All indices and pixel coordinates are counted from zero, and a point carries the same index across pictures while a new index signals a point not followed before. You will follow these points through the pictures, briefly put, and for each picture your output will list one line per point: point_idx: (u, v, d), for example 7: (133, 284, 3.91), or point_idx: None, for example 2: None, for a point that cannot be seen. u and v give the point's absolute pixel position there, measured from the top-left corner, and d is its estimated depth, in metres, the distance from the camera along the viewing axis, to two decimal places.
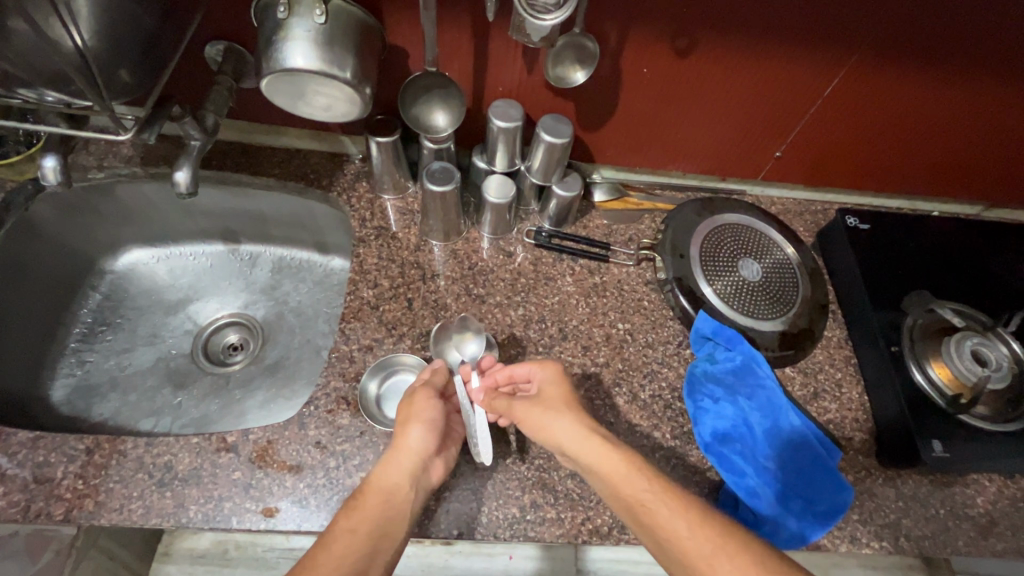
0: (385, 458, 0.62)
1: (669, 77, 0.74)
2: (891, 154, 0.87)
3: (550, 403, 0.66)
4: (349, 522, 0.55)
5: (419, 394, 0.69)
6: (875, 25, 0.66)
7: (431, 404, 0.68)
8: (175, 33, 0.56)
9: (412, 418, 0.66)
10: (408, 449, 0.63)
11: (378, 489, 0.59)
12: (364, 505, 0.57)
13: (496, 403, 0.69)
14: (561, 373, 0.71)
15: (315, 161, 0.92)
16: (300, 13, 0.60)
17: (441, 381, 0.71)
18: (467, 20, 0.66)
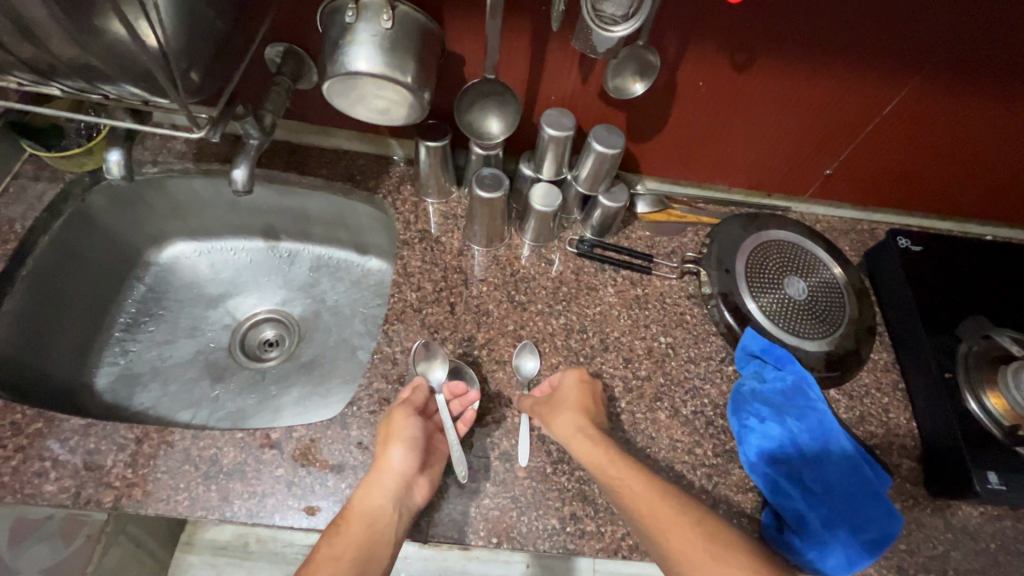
0: (366, 479, 0.63)
1: (725, 91, 0.73)
2: (946, 176, 0.85)
3: (561, 403, 0.70)
4: (332, 548, 0.58)
5: (399, 413, 0.68)
6: (944, 44, 0.65)
7: (410, 421, 0.67)
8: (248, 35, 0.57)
9: (392, 438, 0.65)
10: (387, 470, 0.63)
11: (359, 513, 0.61)
12: (344, 530, 0.59)
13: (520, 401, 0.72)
14: (584, 379, 0.73)
15: (361, 162, 0.93)
16: (368, 18, 0.61)
17: (421, 396, 0.70)
18: (529, 29, 0.67)
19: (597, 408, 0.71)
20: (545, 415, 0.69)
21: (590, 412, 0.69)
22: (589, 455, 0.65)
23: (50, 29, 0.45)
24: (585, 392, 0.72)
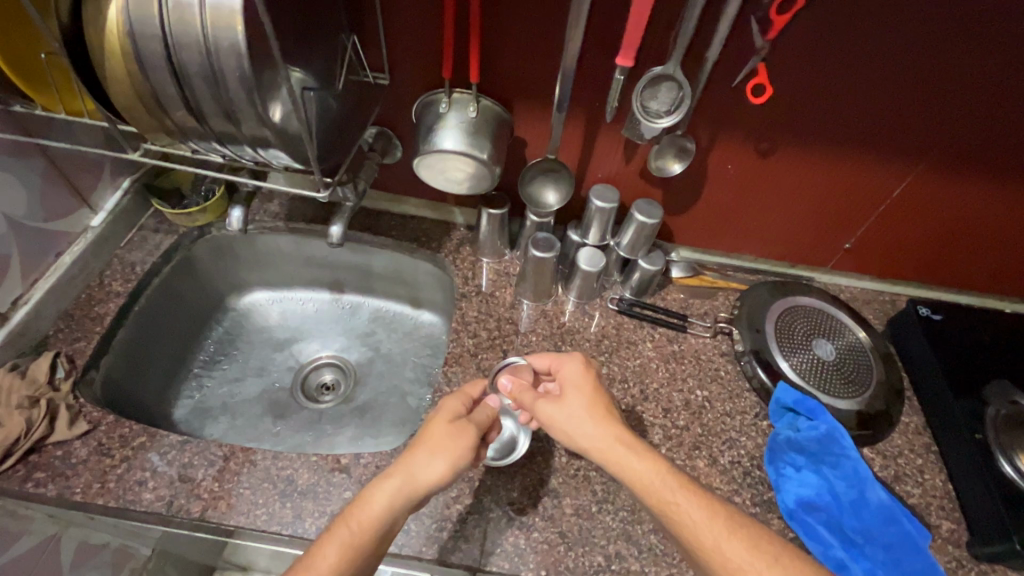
0: (386, 472, 0.61)
1: (750, 173, 0.85)
2: (957, 252, 0.93)
3: (567, 402, 0.70)
4: (339, 541, 0.57)
5: (458, 422, 0.66)
6: (937, 137, 0.76)
7: (465, 433, 0.65)
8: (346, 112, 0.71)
9: (443, 445, 0.63)
10: (419, 479, 0.60)
11: (368, 514, 0.58)
12: (346, 524, 0.58)
13: (522, 395, 0.72)
14: (589, 371, 0.73)
15: (426, 226, 1.06)
16: (456, 109, 0.75)
17: (480, 416, 0.69)
18: (584, 120, 0.80)
19: (608, 397, 0.71)
20: (552, 420, 0.70)
21: (605, 405, 0.70)
22: (615, 461, 0.64)
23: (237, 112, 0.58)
24: (585, 379, 0.72)
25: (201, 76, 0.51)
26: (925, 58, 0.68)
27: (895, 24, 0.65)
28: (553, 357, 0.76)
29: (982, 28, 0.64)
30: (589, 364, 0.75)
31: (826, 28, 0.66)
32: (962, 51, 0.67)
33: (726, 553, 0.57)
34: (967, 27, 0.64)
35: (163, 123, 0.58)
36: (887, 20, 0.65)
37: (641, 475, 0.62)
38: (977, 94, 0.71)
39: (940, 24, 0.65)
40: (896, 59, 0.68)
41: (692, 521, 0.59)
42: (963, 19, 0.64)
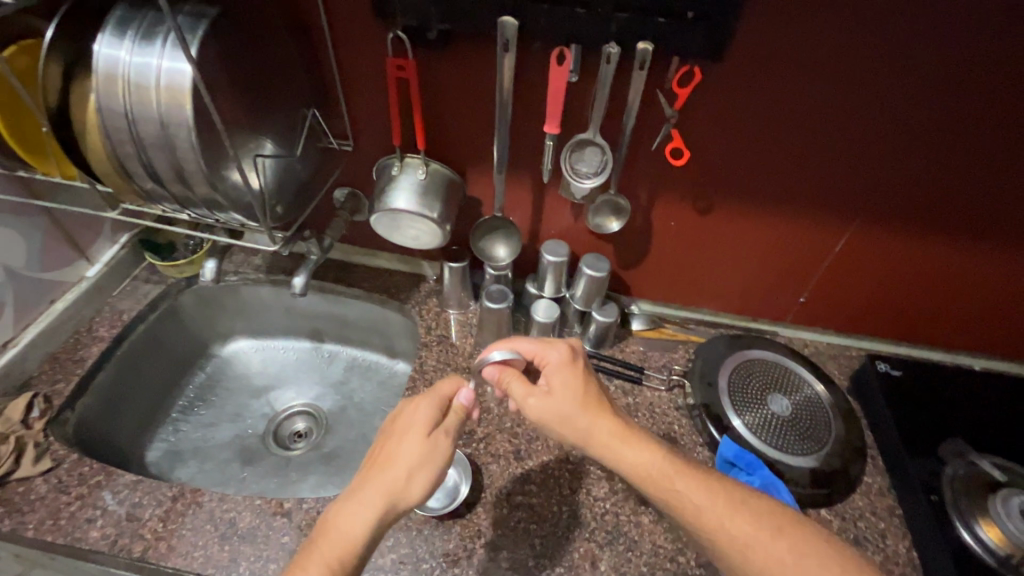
0: (362, 494, 0.60)
1: (694, 230, 0.88)
2: (913, 306, 0.92)
3: (561, 390, 0.69)
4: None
5: (433, 437, 0.64)
6: (868, 197, 0.78)
7: (443, 444, 0.65)
8: (305, 176, 0.79)
9: (423, 462, 0.63)
10: (402, 495, 0.61)
11: (347, 543, 0.57)
12: (325, 561, 0.56)
13: (511, 384, 0.72)
14: (576, 364, 0.71)
15: (397, 278, 1.12)
16: (407, 171, 0.81)
17: (456, 423, 0.67)
18: (529, 181, 0.86)
19: (596, 389, 0.70)
20: (547, 410, 0.69)
21: (592, 398, 0.69)
22: (612, 457, 0.66)
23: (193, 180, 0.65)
24: (574, 364, 0.72)
25: (157, 146, 0.59)
26: (839, 126, 0.71)
27: (805, 99, 0.69)
28: (540, 342, 0.74)
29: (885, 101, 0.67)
30: (576, 350, 0.73)
31: (739, 104, 0.70)
32: (874, 120, 0.70)
33: (733, 529, 0.61)
34: (871, 99, 0.68)
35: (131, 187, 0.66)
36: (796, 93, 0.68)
37: (637, 460, 0.65)
38: (897, 157, 0.73)
39: (847, 97, 0.68)
40: (813, 129, 0.71)
41: (698, 506, 0.62)
42: (868, 92, 0.67)
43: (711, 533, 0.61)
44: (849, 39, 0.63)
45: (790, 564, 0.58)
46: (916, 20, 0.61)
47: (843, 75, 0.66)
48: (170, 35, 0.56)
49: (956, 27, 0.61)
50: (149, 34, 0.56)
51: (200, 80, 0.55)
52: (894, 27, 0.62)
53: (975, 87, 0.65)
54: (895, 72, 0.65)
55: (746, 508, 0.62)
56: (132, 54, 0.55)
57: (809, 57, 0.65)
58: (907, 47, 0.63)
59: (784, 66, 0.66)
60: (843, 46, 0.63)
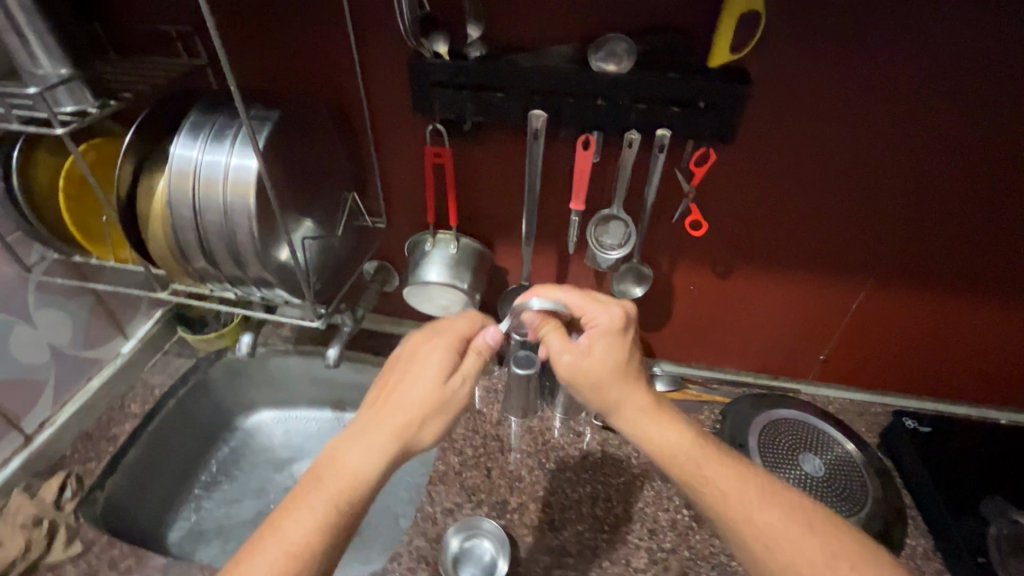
0: (371, 438, 0.55)
1: (712, 294, 0.92)
2: (933, 361, 0.94)
3: (601, 347, 0.66)
4: (317, 510, 0.50)
5: (450, 382, 0.61)
6: (878, 260, 0.81)
7: (462, 391, 0.62)
8: (336, 249, 0.83)
9: (435, 402, 0.59)
10: (416, 433, 0.57)
11: (353, 480, 0.52)
12: (323, 497, 0.51)
13: (546, 336, 0.70)
14: (624, 328, 0.67)
15: None
16: (439, 247, 0.86)
17: (476, 364, 0.64)
18: (554, 250, 0.90)
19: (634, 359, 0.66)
20: (579, 365, 0.66)
21: (629, 365, 0.66)
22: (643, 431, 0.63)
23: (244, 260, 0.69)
24: (620, 332, 0.67)
25: (218, 232, 0.63)
26: (846, 199, 0.75)
27: (816, 178, 0.72)
28: (589, 301, 0.69)
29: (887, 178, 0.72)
30: (627, 310, 0.68)
31: (753, 183, 0.73)
32: (883, 194, 0.73)
33: (759, 520, 0.56)
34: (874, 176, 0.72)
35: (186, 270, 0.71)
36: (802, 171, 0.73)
37: (664, 441, 0.62)
38: (903, 226, 0.76)
39: (857, 176, 0.71)
40: (825, 204, 0.75)
41: (719, 491, 0.58)
42: (872, 169, 0.71)
43: (733, 522, 0.56)
44: (850, 125, 0.67)
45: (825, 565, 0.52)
46: (921, 110, 0.64)
47: (852, 158, 0.69)
48: (237, 136, 0.62)
49: (958, 115, 0.64)
50: (218, 135, 0.62)
51: (264, 176, 0.60)
52: (899, 116, 0.65)
53: (978, 164, 0.68)
54: (901, 153, 0.68)
55: (781, 501, 0.57)
56: (202, 154, 0.61)
57: (819, 143, 0.68)
58: (904, 131, 0.67)
59: (795, 152, 0.69)
60: (845, 132, 0.68)
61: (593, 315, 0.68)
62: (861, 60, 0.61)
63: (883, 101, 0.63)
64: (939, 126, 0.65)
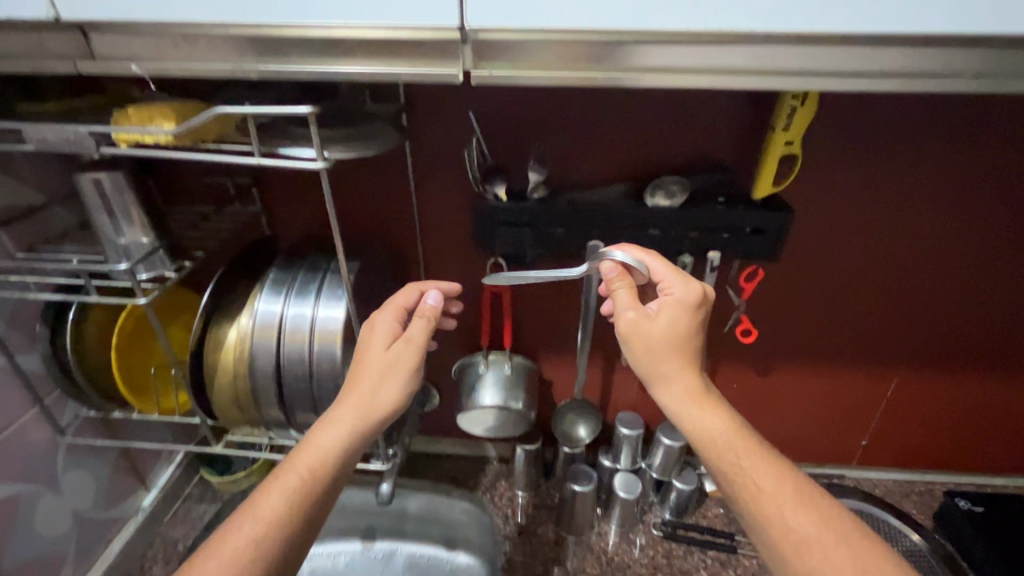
0: (337, 415, 0.55)
1: (754, 392, 0.92)
2: (969, 437, 0.96)
3: (664, 314, 0.54)
4: (290, 488, 0.50)
5: (392, 349, 0.59)
6: (911, 350, 0.84)
7: (407, 356, 0.59)
8: None
9: (384, 370, 0.58)
10: (377, 407, 0.56)
11: (324, 456, 0.53)
12: (297, 473, 0.51)
13: (620, 285, 0.57)
14: (703, 308, 0.56)
15: (460, 463, 1.08)
16: (493, 367, 0.86)
17: (424, 324, 0.60)
18: (600, 361, 0.91)
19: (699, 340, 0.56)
20: (634, 324, 0.54)
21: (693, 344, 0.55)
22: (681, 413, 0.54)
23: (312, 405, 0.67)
24: (695, 311, 0.56)
25: (301, 379, 0.64)
26: (876, 296, 0.78)
27: (841, 276, 0.76)
28: (674, 270, 0.58)
29: (913, 276, 0.75)
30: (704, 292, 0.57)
31: (787, 284, 0.77)
32: (905, 289, 0.77)
33: (791, 520, 0.48)
34: (901, 276, 0.76)
35: (253, 418, 0.69)
36: (833, 274, 0.76)
37: (704, 427, 0.53)
38: (932, 319, 0.80)
39: (879, 273, 0.75)
40: (853, 296, 0.78)
41: (755, 484, 0.50)
42: (898, 268, 0.75)
43: (766, 522, 0.49)
44: (875, 232, 0.72)
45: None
46: (933, 214, 0.70)
47: (876, 259, 0.74)
48: (324, 285, 0.65)
49: (968, 217, 0.70)
50: (303, 286, 0.65)
51: (355, 322, 0.63)
52: (915, 219, 0.71)
53: (987, 258, 0.73)
54: (919, 251, 0.73)
55: (817, 505, 0.49)
56: (288, 306, 0.64)
57: (845, 243, 0.73)
58: (925, 237, 0.72)
59: (823, 251, 0.74)
60: (872, 238, 0.72)
61: (673, 281, 0.57)
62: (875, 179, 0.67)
63: (899, 207, 0.70)
64: (949, 227, 0.71)
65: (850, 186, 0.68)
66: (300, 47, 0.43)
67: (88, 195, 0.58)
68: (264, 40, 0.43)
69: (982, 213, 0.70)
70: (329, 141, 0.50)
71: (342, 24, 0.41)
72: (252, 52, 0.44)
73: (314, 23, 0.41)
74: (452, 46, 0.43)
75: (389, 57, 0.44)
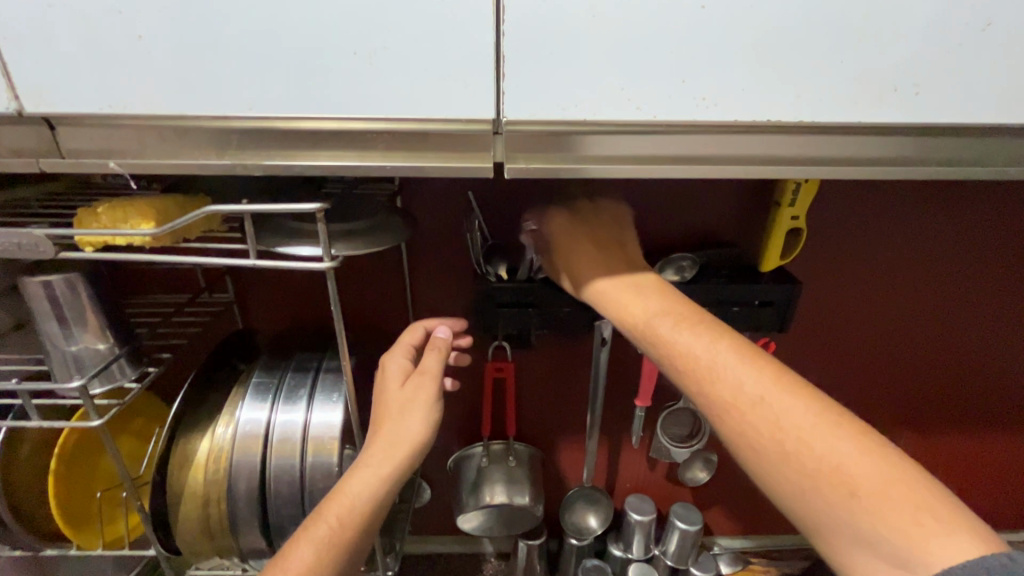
0: (364, 457, 0.50)
1: None
2: (983, 503, 0.92)
3: (559, 259, 0.55)
4: (318, 539, 0.45)
5: (409, 383, 0.54)
6: (916, 410, 0.82)
7: (425, 388, 0.54)
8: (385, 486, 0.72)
9: (405, 404, 0.52)
10: (402, 443, 0.50)
11: (351, 502, 0.47)
12: (329, 525, 0.46)
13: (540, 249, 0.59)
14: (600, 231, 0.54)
15: (454, 563, 0.95)
16: (496, 458, 0.79)
17: (437, 356, 0.57)
18: (606, 440, 0.85)
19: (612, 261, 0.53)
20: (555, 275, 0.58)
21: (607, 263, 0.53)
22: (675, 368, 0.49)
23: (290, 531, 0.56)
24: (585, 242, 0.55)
25: (290, 500, 0.55)
26: (881, 356, 0.77)
27: (845, 339, 0.75)
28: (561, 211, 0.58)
29: (912, 336, 0.75)
30: (590, 220, 0.56)
31: (794, 348, 0.76)
32: (905, 348, 0.76)
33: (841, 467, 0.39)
34: (901, 336, 0.75)
35: (224, 548, 0.58)
36: (837, 337, 0.75)
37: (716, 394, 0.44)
38: (934, 376, 0.79)
39: (879, 335, 0.75)
40: (858, 357, 0.77)
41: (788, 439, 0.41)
42: (898, 329, 0.75)
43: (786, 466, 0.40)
44: (871, 296, 0.72)
45: (818, 454, 0.39)
46: (931, 273, 0.71)
47: (876, 321, 0.74)
48: (316, 386, 0.59)
49: (958, 280, 0.71)
50: (293, 388, 0.58)
51: (355, 427, 0.56)
52: (914, 279, 0.71)
53: (979, 317, 0.74)
54: (920, 309, 0.73)
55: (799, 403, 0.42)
56: (276, 412, 0.57)
57: (849, 306, 0.73)
58: (920, 298, 0.73)
59: (828, 314, 0.73)
60: (868, 301, 0.72)
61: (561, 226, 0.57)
62: (866, 247, 0.69)
63: (900, 268, 0.70)
64: (946, 286, 0.72)
65: (847, 252, 0.69)
66: (311, 140, 0.39)
67: (35, 300, 0.49)
68: (261, 133, 0.38)
69: (977, 275, 0.71)
70: (335, 238, 0.47)
71: (357, 116, 0.37)
72: (255, 144, 0.39)
73: (323, 117, 0.37)
74: (483, 137, 0.39)
75: (412, 151, 0.40)
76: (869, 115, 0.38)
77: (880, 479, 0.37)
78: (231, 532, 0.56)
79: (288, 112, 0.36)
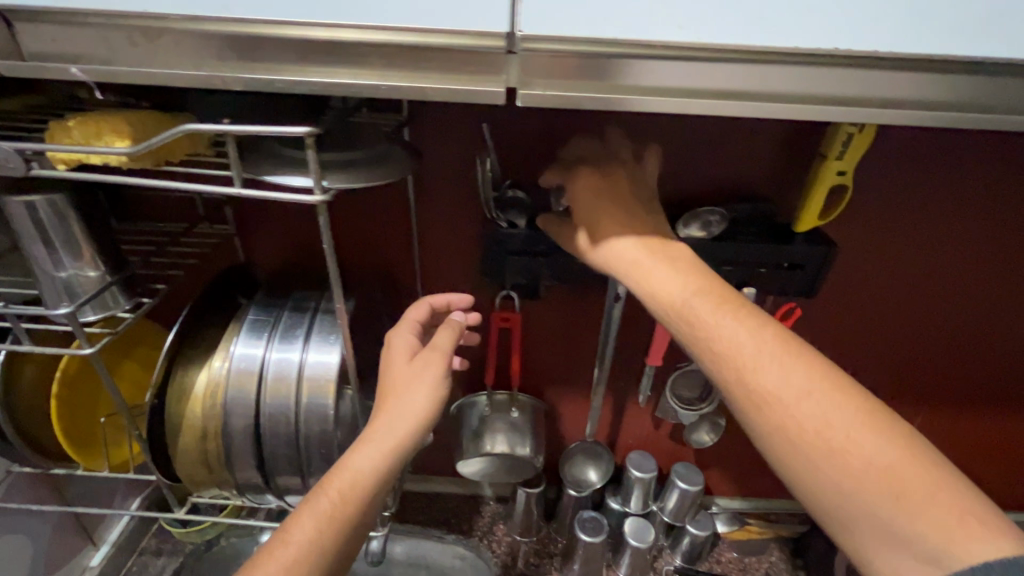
0: (369, 430, 0.48)
1: None
2: (997, 482, 0.89)
3: None
4: (322, 512, 0.43)
5: (418, 359, 0.52)
6: (940, 384, 0.78)
7: (435, 363, 0.52)
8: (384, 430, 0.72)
9: (412, 379, 0.51)
10: (408, 416, 0.48)
11: (355, 477, 0.45)
12: (336, 498, 0.44)
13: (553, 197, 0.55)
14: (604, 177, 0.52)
15: (452, 504, 0.96)
16: (499, 409, 0.78)
17: (450, 335, 0.54)
18: (612, 396, 0.83)
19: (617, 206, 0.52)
20: (559, 237, 0.55)
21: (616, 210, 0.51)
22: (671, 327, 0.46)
23: (283, 465, 0.56)
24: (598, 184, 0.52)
25: (284, 439, 0.55)
26: (910, 326, 0.72)
27: (875, 308, 0.70)
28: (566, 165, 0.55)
29: (948, 307, 0.70)
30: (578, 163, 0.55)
31: (817, 316, 0.71)
32: (938, 318, 0.71)
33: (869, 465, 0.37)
34: (936, 305, 0.70)
35: (222, 479, 0.58)
36: (868, 304, 0.70)
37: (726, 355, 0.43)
38: (964, 351, 0.74)
39: (912, 303, 0.70)
40: (886, 326, 0.72)
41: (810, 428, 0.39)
42: (933, 298, 0.69)
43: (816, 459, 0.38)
44: (910, 261, 0.66)
45: (848, 444, 0.37)
46: (977, 242, 0.65)
47: (909, 290, 0.69)
48: (313, 327, 0.56)
49: (1008, 250, 0.65)
50: (290, 328, 0.56)
51: (349, 370, 0.54)
52: (960, 247, 0.65)
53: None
54: (959, 282, 0.68)
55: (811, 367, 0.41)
56: (271, 351, 0.55)
57: (883, 273, 0.67)
58: (962, 267, 0.67)
59: (860, 283, 0.68)
60: (906, 268, 0.67)
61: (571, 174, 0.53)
62: (916, 207, 0.63)
63: (945, 236, 0.64)
64: (993, 256, 0.66)
65: (891, 215, 0.63)
66: (298, 53, 0.34)
67: (20, 221, 0.46)
68: (243, 42, 0.33)
69: None
70: (330, 166, 0.43)
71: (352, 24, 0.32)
72: (237, 55, 0.34)
73: (314, 23, 0.33)
74: (495, 57, 0.34)
75: (412, 68, 0.34)
76: (972, 52, 0.32)
77: (901, 465, 0.36)
78: (226, 464, 0.56)
79: (274, 18, 0.32)
